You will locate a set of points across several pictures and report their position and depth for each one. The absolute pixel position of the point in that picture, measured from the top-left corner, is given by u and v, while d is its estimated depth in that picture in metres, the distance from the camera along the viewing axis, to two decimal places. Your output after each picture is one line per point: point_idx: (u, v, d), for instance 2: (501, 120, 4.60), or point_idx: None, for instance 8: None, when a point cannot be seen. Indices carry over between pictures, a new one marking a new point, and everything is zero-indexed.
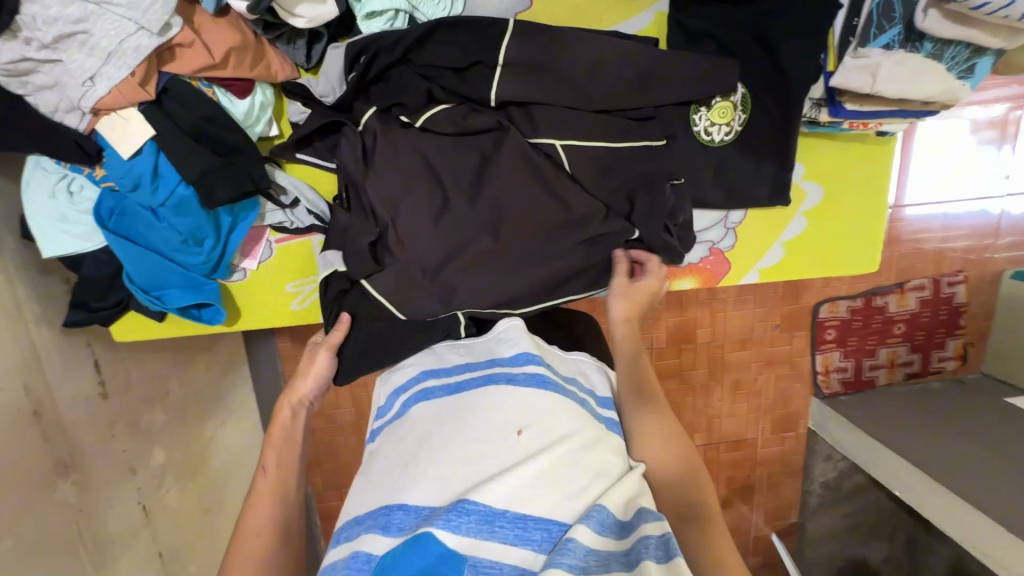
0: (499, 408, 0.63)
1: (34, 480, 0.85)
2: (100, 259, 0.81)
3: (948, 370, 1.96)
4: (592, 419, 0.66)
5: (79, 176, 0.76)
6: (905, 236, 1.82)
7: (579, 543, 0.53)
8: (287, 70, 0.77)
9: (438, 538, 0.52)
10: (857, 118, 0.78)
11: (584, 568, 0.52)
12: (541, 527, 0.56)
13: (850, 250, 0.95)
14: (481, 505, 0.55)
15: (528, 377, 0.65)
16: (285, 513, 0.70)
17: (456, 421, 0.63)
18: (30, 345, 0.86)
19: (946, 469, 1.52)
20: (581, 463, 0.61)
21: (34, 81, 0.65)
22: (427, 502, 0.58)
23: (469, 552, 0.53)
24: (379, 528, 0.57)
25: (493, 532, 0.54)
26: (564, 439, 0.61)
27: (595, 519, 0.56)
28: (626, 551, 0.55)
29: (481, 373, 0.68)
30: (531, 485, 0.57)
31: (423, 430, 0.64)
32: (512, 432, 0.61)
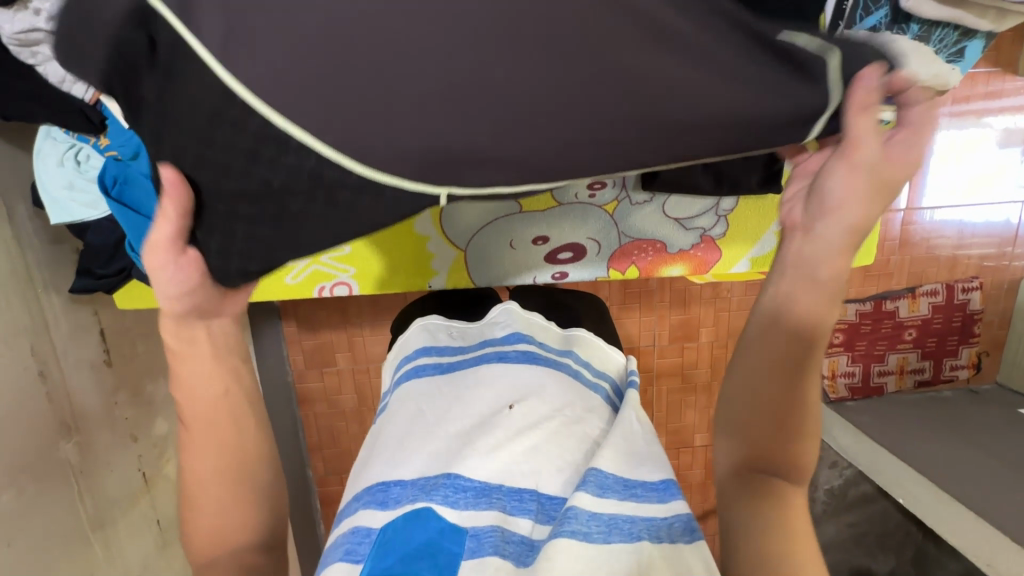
0: (494, 385, 0.64)
1: (40, 439, 0.89)
2: (104, 227, 0.85)
3: (961, 379, 1.90)
4: (581, 389, 0.67)
5: (87, 147, 0.81)
6: (918, 240, 1.78)
7: (580, 510, 0.51)
8: None
9: (438, 513, 0.51)
10: None
11: (587, 535, 0.50)
12: (536, 496, 0.55)
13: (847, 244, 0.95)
14: (477, 480, 0.54)
15: (518, 354, 0.68)
16: (233, 462, 0.55)
17: (451, 397, 0.63)
18: (39, 309, 0.90)
19: (952, 477, 1.48)
20: (577, 436, 0.61)
21: (43, 51, 0.68)
22: (424, 473, 0.55)
23: (470, 524, 0.51)
24: (376, 505, 0.53)
25: (491, 503, 0.53)
26: (556, 412, 0.61)
27: (593, 483, 0.54)
28: (632, 520, 0.53)
29: (474, 355, 0.70)
30: (524, 458, 0.57)
31: (418, 407, 0.62)
32: (505, 406, 0.61)
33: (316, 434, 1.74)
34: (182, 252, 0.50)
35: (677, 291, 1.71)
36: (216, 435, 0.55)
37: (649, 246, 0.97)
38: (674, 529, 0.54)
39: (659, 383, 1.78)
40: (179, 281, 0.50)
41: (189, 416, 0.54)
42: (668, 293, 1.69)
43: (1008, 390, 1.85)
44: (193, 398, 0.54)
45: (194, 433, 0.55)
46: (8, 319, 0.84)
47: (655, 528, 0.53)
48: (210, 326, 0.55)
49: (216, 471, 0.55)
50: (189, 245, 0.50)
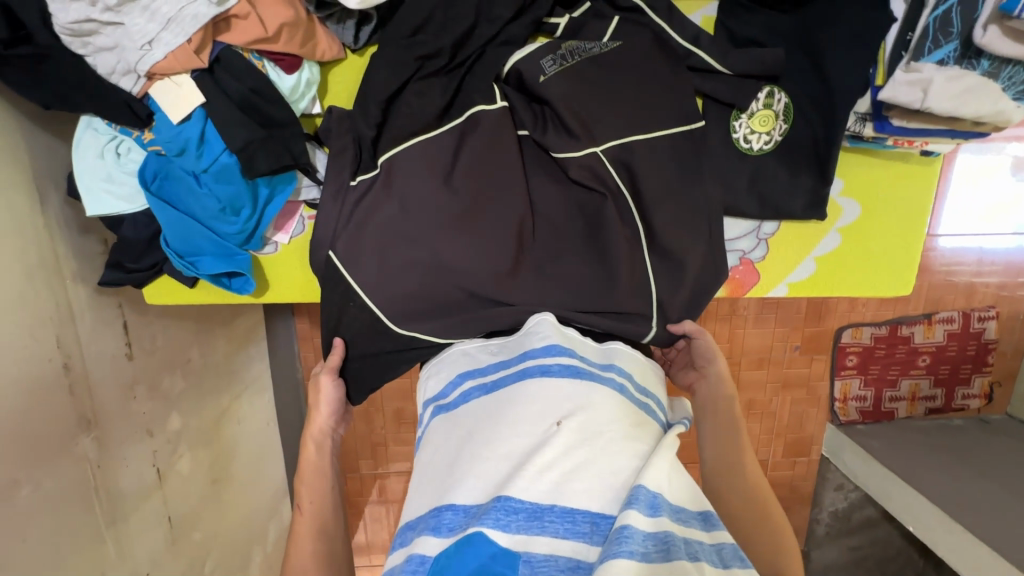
0: (535, 398, 0.58)
1: (60, 433, 0.87)
2: (139, 221, 0.83)
3: (972, 408, 1.90)
4: (632, 407, 0.62)
5: (128, 139, 0.78)
6: (938, 267, 1.77)
7: (635, 530, 0.49)
8: (334, 50, 0.78)
9: (489, 537, 0.48)
10: (903, 135, 0.77)
11: (645, 555, 0.48)
12: (590, 518, 0.51)
13: (887, 273, 0.93)
14: (527, 502, 0.50)
15: (562, 368, 0.61)
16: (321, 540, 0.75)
17: (493, 417, 0.59)
18: (66, 300, 0.89)
19: (965, 508, 1.47)
20: (626, 452, 0.56)
21: (95, 42, 0.67)
22: (475, 500, 0.53)
23: (522, 548, 0.48)
24: (429, 530, 0.52)
25: (543, 527, 0.49)
26: (605, 429, 0.57)
27: (645, 501, 0.51)
28: (685, 541, 0.52)
29: (515, 369, 0.64)
30: (575, 479, 0.53)
31: (464, 430, 0.60)
32: (551, 422, 0.56)
33: None
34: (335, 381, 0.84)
35: None
36: (321, 509, 0.77)
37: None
38: (724, 553, 0.53)
39: None
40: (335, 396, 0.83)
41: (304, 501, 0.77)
42: None
43: (1018, 422, 1.85)
44: (309, 487, 0.79)
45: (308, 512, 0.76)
46: (34, 310, 0.83)
47: (707, 553, 0.53)
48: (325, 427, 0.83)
49: (320, 535, 0.75)
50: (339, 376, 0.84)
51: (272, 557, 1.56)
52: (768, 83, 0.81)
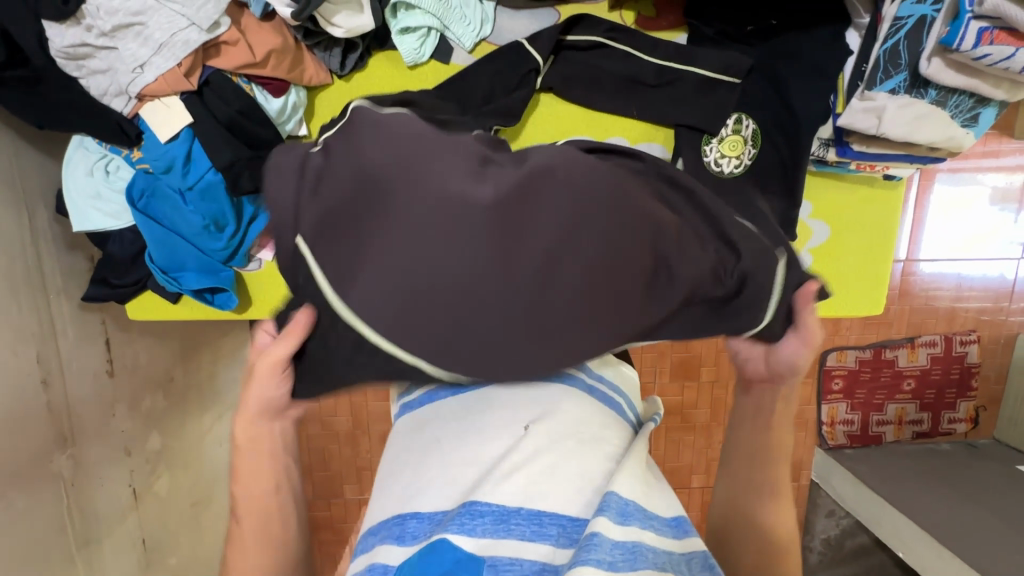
0: (503, 403, 0.58)
1: (37, 450, 0.87)
2: (125, 238, 0.84)
3: (959, 433, 1.90)
4: (602, 407, 0.62)
5: (117, 158, 0.81)
6: (918, 291, 1.81)
7: (604, 538, 0.49)
8: (321, 75, 0.82)
9: (453, 543, 0.48)
10: (864, 159, 0.81)
11: (612, 564, 0.48)
12: (557, 521, 0.51)
13: (854, 295, 0.96)
14: (493, 505, 0.51)
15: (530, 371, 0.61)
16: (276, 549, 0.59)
17: (462, 424, 0.59)
18: (49, 316, 0.90)
19: (953, 532, 1.46)
20: (593, 453, 0.57)
21: (89, 65, 0.70)
22: (441, 506, 0.53)
23: (486, 553, 0.48)
24: (393, 539, 0.52)
25: (510, 530, 0.50)
26: (571, 432, 0.58)
27: (615, 509, 0.51)
28: (655, 550, 0.52)
29: None
30: (541, 479, 0.53)
31: (434, 438, 0.59)
32: (519, 427, 0.56)
33: (308, 457, 1.70)
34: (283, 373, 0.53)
35: None
36: (264, 530, 0.59)
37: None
38: (694, 563, 0.54)
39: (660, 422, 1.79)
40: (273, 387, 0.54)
41: (243, 511, 0.59)
42: None
43: (1005, 446, 1.85)
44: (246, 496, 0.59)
45: (247, 527, 0.59)
46: (18, 325, 0.83)
47: (675, 562, 0.53)
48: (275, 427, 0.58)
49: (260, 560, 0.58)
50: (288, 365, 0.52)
51: None
52: (737, 110, 0.85)
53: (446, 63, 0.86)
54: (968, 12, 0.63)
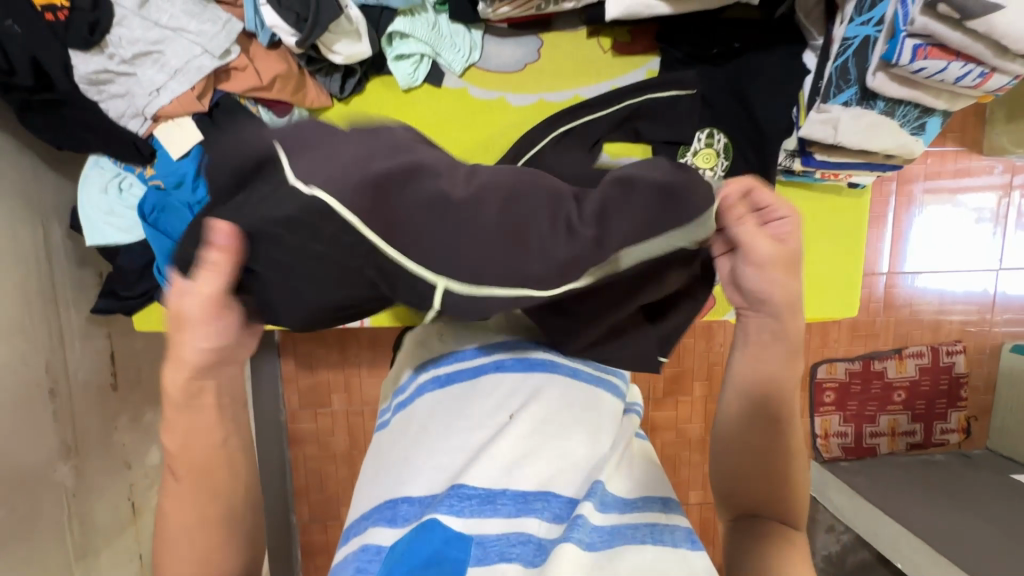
0: (490, 393, 0.62)
1: (41, 459, 0.89)
2: (135, 250, 0.89)
3: (952, 443, 1.92)
4: (584, 393, 0.65)
5: (131, 176, 0.86)
6: (902, 303, 1.85)
7: (587, 519, 0.52)
8: (321, 98, 0.88)
9: (443, 524, 0.50)
10: (828, 168, 0.88)
11: (591, 544, 0.50)
12: (541, 497, 0.55)
13: (842, 292, 1.01)
14: (479, 488, 0.53)
15: (514, 362, 0.65)
16: (207, 514, 0.50)
17: (449, 413, 0.62)
18: (58, 328, 0.93)
19: (949, 540, 1.47)
20: (575, 437, 0.60)
21: (109, 89, 0.77)
22: (431, 489, 0.55)
23: (474, 531, 0.51)
24: (385, 521, 0.54)
25: (496, 510, 0.52)
26: (555, 420, 0.60)
27: (598, 496, 0.55)
28: (635, 527, 0.54)
29: (469, 365, 0.66)
30: (526, 462, 0.57)
31: (421, 426, 0.62)
32: (504, 415, 0.60)
33: (305, 478, 1.71)
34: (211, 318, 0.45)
35: None
36: (204, 484, 0.50)
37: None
38: (677, 534, 0.55)
39: (655, 437, 1.80)
40: (220, 334, 0.46)
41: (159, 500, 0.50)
42: None
43: (998, 456, 1.87)
44: (184, 451, 0.49)
45: (185, 485, 0.50)
46: (27, 334, 0.87)
47: (658, 533, 0.54)
48: (220, 379, 0.49)
49: (200, 522, 0.50)
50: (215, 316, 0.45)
51: None
52: (707, 125, 0.92)
53: (438, 86, 0.93)
54: (902, 32, 0.70)
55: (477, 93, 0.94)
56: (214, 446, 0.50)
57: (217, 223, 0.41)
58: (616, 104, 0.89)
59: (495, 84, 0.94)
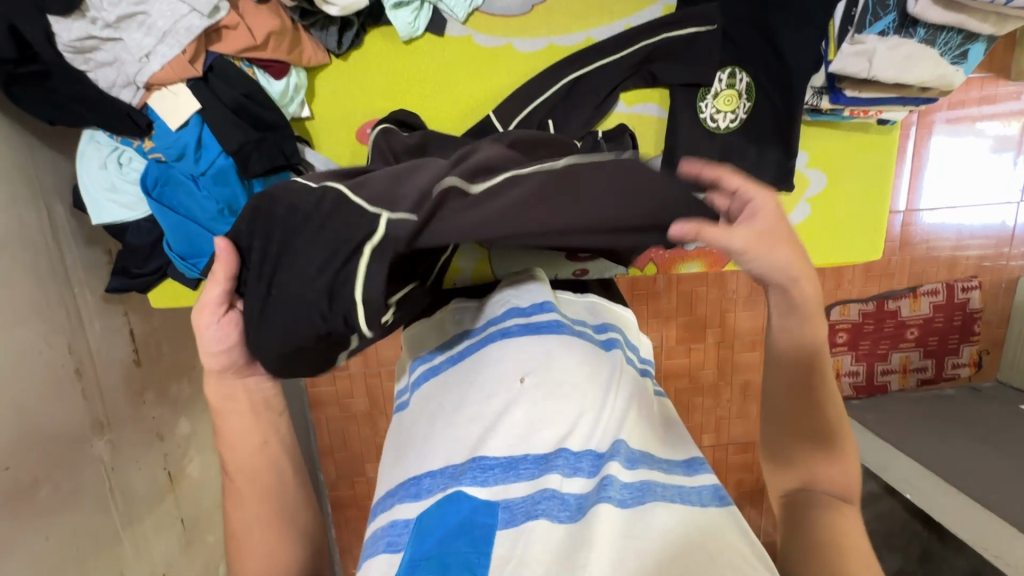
0: (499, 360, 0.62)
1: (76, 436, 0.91)
2: (143, 227, 0.88)
3: (963, 377, 1.93)
4: (591, 345, 0.65)
5: (129, 149, 0.83)
6: (918, 239, 1.81)
7: (616, 478, 0.51)
8: (318, 55, 0.84)
9: (468, 494, 0.51)
10: (858, 104, 0.85)
11: (623, 502, 0.50)
12: (562, 454, 0.54)
13: (866, 234, 0.98)
14: (501, 456, 0.54)
15: (520, 327, 0.65)
16: (277, 502, 0.63)
17: (463, 385, 0.62)
18: (74, 308, 0.93)
19: (958, 471, 1.51)
20: (589, 393, 0.59)
21: (96, 58, 0.72)
22: (450, 461, 0.55)
23: (501, 498, 0.52)
24: (410, 497, 0.55)
25: (518, 475, 0.53)
26: (568, 377, 0.60)
27: (624, 454, 0.54)
28: (663, 484, 0.54)
29: (477, 337, 0.68)
30: (542, 424, 0.56)
31: (437, 403, 0.63)
32: (515, 378, 0.59)
33: (330, 438, 1.75)
34: (223, 311, 0.60)
35: (684, 292, 1.75)
36: (260, 488, 0.62)
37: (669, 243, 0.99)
38: (703, 495, 0.54)
39: (668, 384, 1.82)
40: (218, 339, 0.60)
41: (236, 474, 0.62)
42: (675, 295, 1.75)
43: (1008, 388, 1.88)
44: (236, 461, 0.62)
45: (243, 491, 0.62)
46: (46, 316, 0.87)
47: (685, 494, 0.53)
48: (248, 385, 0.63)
49: (267, 516, 0.62)
50: (231, 306, 0.61)
51: None
52: (730, 64, 0.88)
53: (441, 35, 0.87)
54: None
55: (481, 40, 0.88)
56: (257, 449, 0.63)
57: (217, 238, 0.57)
58: (627, 48, 0.87)
59: (500, 29, 0.88)
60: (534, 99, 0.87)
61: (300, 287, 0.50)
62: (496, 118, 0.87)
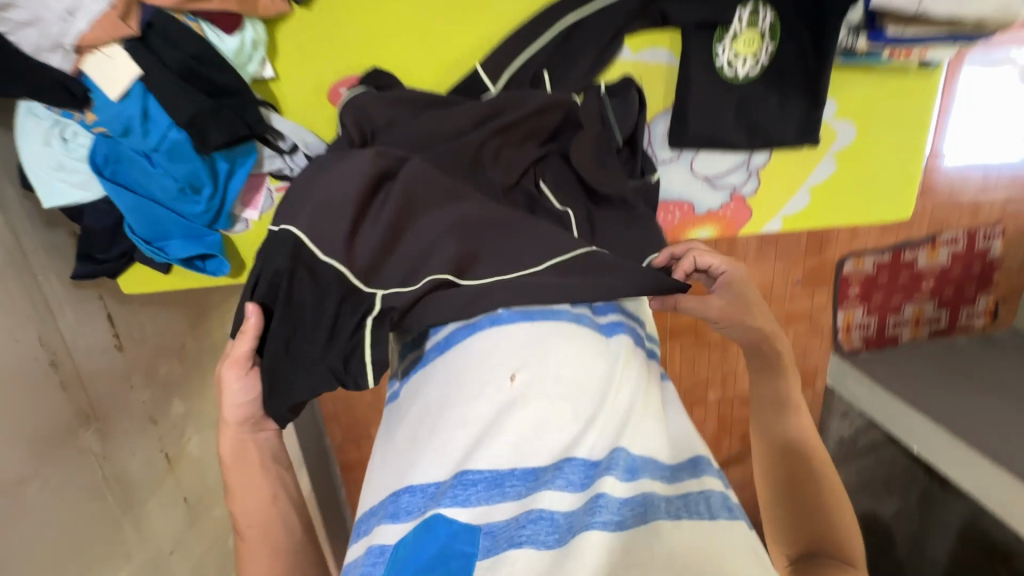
0: (485, 356, 0.56)
1: (60, 430, 0.88)
2: (100, 209, 0.80)
3: (977, 327, 1.87)
4: (590, 332, 0.58)
5: (72, 123, 0.73)
6: (941, 185, 1.69)
7: (610, 498, 0.48)
8: (276, 4, 0.73)
9: (449, 517, 0.47)
10: (899, 45, 0.75)
11: (619, 523, 0.47)
12: (554, 468, 0.50)
13: (894, 191, 0.91)
14: (486, 471, 0.49)
15: (511, 314, 0.58)
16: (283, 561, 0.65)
17: (446, 381, 0.56)
18: (41, 296, 0.87)
19: (969, 425, 1.49)
20: (585, 394, 0.54)
21: (13, 17, 0.62)
22: (431, 477, 0.50)
23: (482, 521, 0.48)
24: (387, 517, 0.50)
25: (505, 493, 0.48)
26: (563, 375, 0.54)
27: (621, 466, 0.50)
28: (669, 499, 0.50)
29: (463, 323, 0.60)
30: (533, 431, 0.51)
31: (420, 400, 0.58)
32: (505, 376, 0.54)
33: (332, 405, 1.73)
34: (250, 367, 0.62)
35: None
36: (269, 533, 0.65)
37: (676, 207, 0.92)
38: (712, 503, 0.50)
39: (674, 343, 1.78)
40: (240, 393, 0.62)
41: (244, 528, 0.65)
42: None
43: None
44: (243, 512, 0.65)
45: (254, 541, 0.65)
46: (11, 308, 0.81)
47: (693, 505, 0.49)
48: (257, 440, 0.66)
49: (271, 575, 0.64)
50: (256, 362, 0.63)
51: None
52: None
53: None
54: None
55: None
56: (266, 501, 0.66)
57: (251, 303, 0.58)
58: None
59: None
60: (527, 48, 0.77)
61: (311, 355, 0.56)
62: (485, 72, 0.78)
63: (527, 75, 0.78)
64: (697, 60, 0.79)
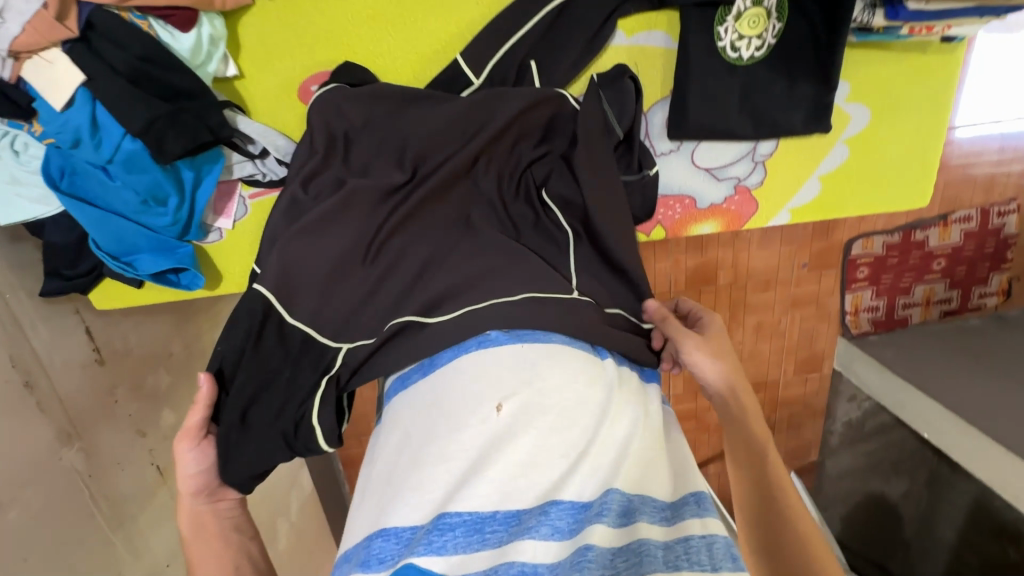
0: (472, 388, 0.56)
1: (39, 452, 0.84)
2: (62, 223, 0.77)
3: (989, 306, 1.82)
4: (582, 357, 0.59)
5: (20, 133, 0.68)
6: (954, 161, 1.60)
7: (598, 551, 0.47)
8: None
9: (421, 566, 0.46)
10: (920, 20, 0.68)
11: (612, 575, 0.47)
12: (538, 511, 0.50)
13: (911, 176, 0.85)
14: (467, 514, 0.49)
15: (498, 340, 0.59)
16: None
17: (430, 412, 0.56)
18: (10, 315, 0.83)
19: (982, 410, 1.45)
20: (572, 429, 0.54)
21: None
22: (410, 520, 0.50)
23: (460, 570, 0.47)
24: (360, 564, 0.49)
25: (485, 539, 0.48)
26: (552, 408, 0.54)
27: (612, 511, 0.50)
28: (667, 546, 0.49)
29: (451, 349, 0.61)
30: (519, 471, 0.51)
31: (404, 429, 0.58)
32: (492, 407, 0.54)
33: None
34: (203, 435, 0.69)
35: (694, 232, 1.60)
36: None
37: (677, 202, 0.87)
38: (716, 552, 0.48)
39: None
40: (194, 462, 0.69)
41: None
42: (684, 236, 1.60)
43: None
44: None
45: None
46: None
47: (694, 551, 0.48)
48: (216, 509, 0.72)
49: None
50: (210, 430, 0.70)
51: (301, 526, 1.55)
52: None
53: None
54: None
55: None
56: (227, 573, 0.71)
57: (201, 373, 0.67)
58: None
59: None
60: (512, 36, 0.71)
61: (267, 420, 0.64)
62: (466, 62, 0.72)
63: (513, 64, 0.72)
64: (694, 45, 0.73)
